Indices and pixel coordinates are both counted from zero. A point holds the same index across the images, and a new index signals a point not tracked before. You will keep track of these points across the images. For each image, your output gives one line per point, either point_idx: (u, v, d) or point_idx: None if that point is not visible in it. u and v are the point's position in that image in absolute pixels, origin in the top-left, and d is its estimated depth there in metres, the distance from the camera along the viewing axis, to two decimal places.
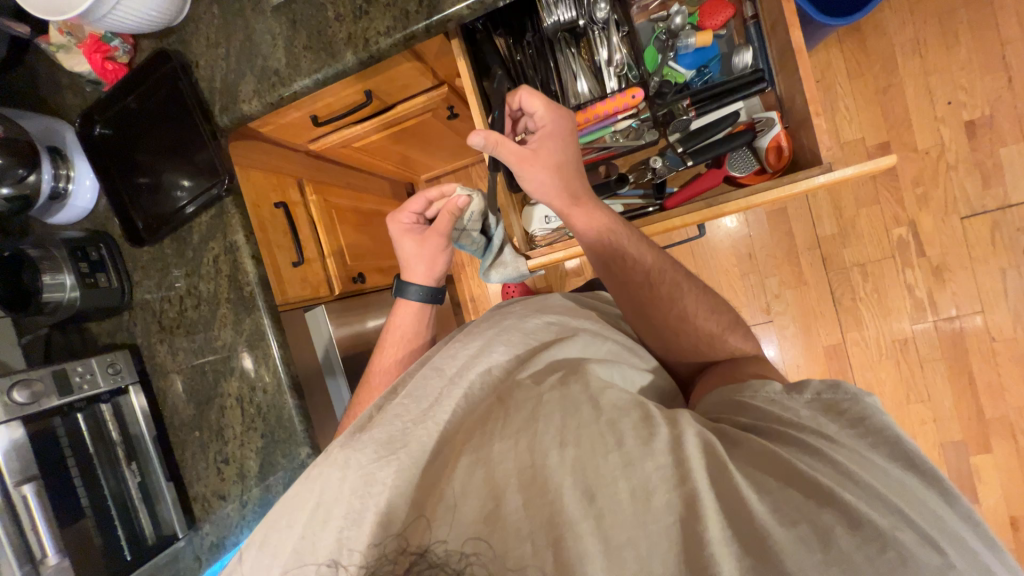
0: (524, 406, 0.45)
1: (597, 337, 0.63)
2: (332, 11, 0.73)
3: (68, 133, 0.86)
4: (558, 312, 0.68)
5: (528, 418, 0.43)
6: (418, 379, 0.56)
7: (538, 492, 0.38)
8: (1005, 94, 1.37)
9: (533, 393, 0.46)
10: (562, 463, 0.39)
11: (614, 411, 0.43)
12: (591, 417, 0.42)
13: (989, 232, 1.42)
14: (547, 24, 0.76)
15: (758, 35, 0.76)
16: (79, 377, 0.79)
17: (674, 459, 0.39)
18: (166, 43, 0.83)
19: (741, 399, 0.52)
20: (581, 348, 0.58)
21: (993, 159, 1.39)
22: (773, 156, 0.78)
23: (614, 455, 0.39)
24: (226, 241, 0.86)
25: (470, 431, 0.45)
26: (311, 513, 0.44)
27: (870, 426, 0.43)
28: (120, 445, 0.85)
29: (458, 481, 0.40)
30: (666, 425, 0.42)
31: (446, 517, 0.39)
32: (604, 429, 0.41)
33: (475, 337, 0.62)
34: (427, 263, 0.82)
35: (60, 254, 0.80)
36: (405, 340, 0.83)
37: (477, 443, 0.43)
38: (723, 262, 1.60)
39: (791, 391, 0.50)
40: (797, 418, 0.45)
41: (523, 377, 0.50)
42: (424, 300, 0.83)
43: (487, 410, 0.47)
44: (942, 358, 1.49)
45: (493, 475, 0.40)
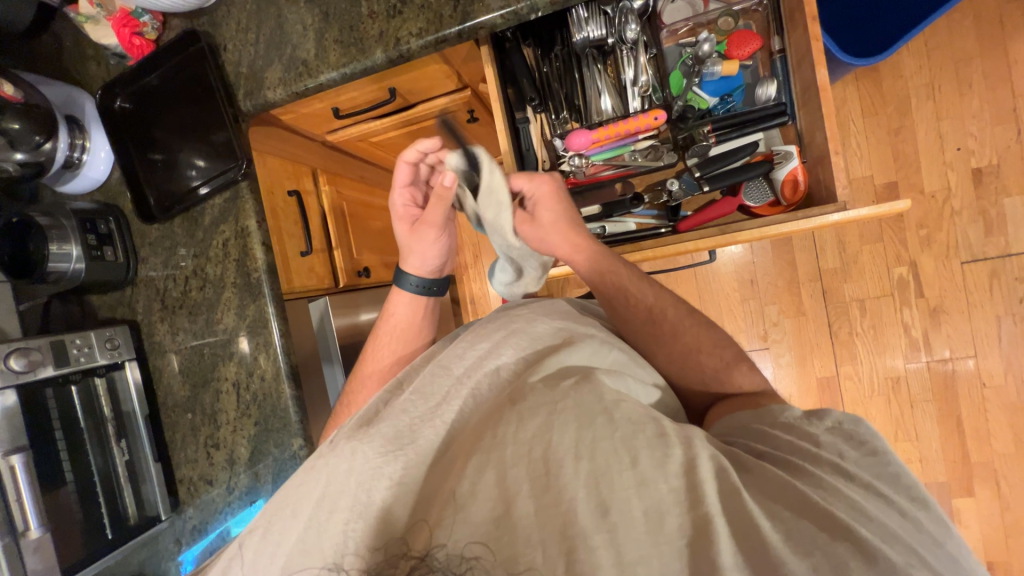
0: (537, 411, 0.44)
1: (604, 344, 0.62)
2: (366, 7, 0.74)
3: (87, 104, 0.86)
4: (565, 317, 0.68)
5: (541, 425, 0.42)
6: (426, 377, 0.56)
7: (551, 503, 0.38)
8: (1013, 145, 1.40)
9: (547, 398, 0.45)
10: (576, 472, 0.39)
11: (629, 427, 0.42)
12: (606, 429, 0.42)
13: (987, 279, 1.44)
14: (576, 39, 0.78)
15: (784, 69, 0.75)
16: (77, 349, 0.79)
17: (686, 482, 0.39)
18: (196, 24, 0.83)
19: (759, 428, 0.52)
20: (589, 355, 0.58)
21: (997, 208, 1.42)
22: (788, 189, 0.77)
23: (628, 473, 0.39)
24: (238, 226, 0.85)
25: (479, 432, 0.45)
26: (316, 505, 0.44)
27: (891, 457, 0.43)
28: (111, 422, 0.84)
29: (467, 480, 0.40)
30: (681, 445, 0.42)
31: (453, 517, 0.39)
32: (619, 444, 0.41)
33: (484, 338, 0.62)
34: (421, 255, 0.82)
35: (69, 224, 0.80)
36: (401, 333, 0.84)
37: (489, 443, 0.42)
38: (724, 285, 1.61)
39: (810, 417, 0.50)
40: (816, 448, 0.46)
41: (535, 381, 0.50)
42: (418, 292, 0.85)
43: (497, 411, 0.47)
44: (932, 399, 1.50)
45: (504, 479, 0.40)
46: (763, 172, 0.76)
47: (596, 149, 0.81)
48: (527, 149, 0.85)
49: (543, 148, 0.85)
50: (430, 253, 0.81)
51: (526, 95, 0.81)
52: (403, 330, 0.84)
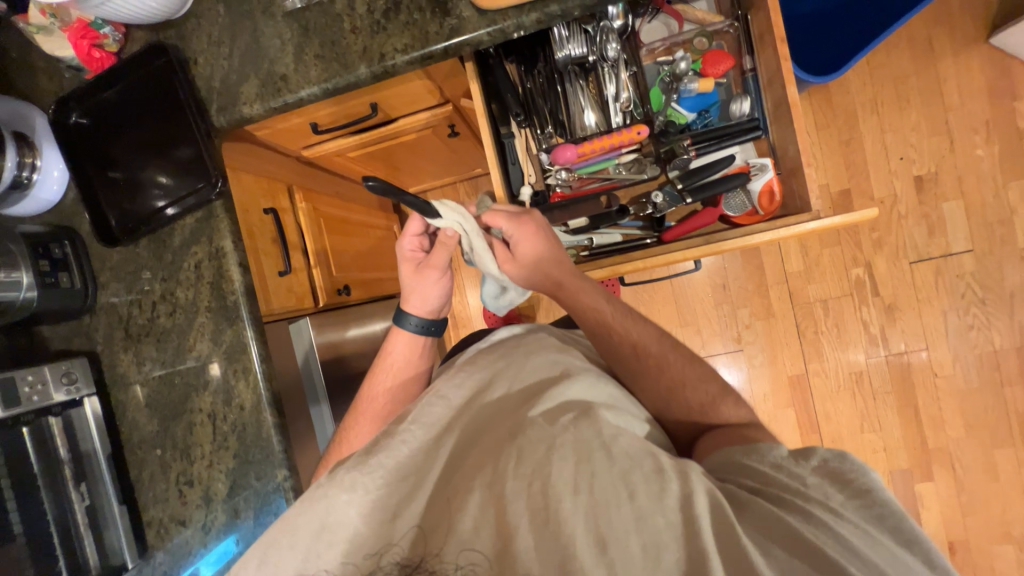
0: (537, 445, 0.47)
1: (600, 380, 0.64)
2: (348, 22, 0.72)
3: (37, 118, 0.80)
4: (559, 350, 0.70)
5: (541, 458, 0.45)
6: (423, 407, 0.58)
7: (551, 538, 0.40)
8: (948, 154, 1.53)
9: (547, 433, 0.48)
10: (574, 508, 0.41)
11: (625, 462, 0.45)
12: (604, 464, 0.44)
13: (933, 277, 1.56)
14: (558, 56, 0.80)
15: (755, 86, 0.79)
16: (28, 387, 0.72)
17: (684, 516, 0.41)
18: (163, 36, 0.79)
19: (747, 462, 0.53)
20: (587, 389, 0.60)
21: (937, 211, 1.55)
22: (765, 200, 0.81)
23: (627, 508, 0.41)
24: (212, 246, 0.80)
25: (479, 467, 0.47)
26: (313, 538, 0.44)
27: (877, 498, 0.45)
28: (69, 464, 0.77)
29: (467, 516, 0.42)
30: (678, 479, 0.44)
31: (454, 553, 0.41)
32: (618, 480, 0.43)
33: (480, 371, 0.65)
34: (422, 296, 0.83)
35: (18, 250, 0.73)
36: (397, 372, 0.85)
37: (489, 478, 0.45)
38: (698, 291, 1.67)
39: (798, 456, 0.51)
40: (805, 487, 0.47)
41: (536, 415, 0.52)
42: (420, 331, 0.84)
43: (497, 445, 0.49)
44: (892, 390, 1.61)
45: (503, 513, 0.42)
46: (741, 183, 0.80)
47: (581, 162, 0.83)
48: (511, 163, 0.85)
49: (529, 161, 0.86)
50: (431, 295, 0.83)
51: (510, 110, 0.82)
52: (399, 368, 0.85)
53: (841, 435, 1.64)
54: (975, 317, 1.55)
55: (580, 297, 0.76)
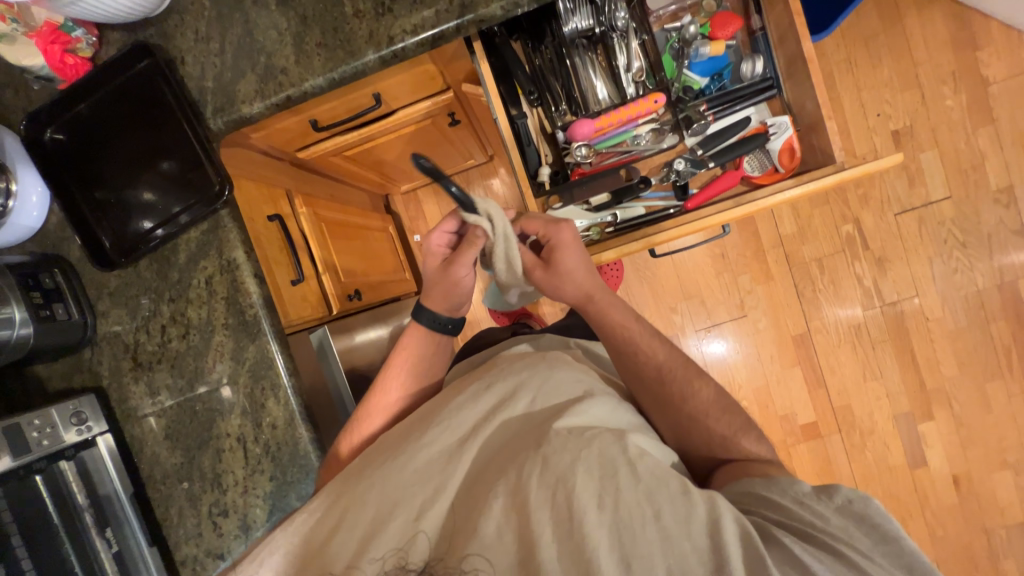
0: (563, 458, 0.52)
1: (621, 404, 0.66)
2: (350, 6, 0.68)
3: (7, 137, 0.71)
4: (581, 362, 0.73)
5: (566, 471, 0.51)
6: (451, 409, 0.63)
7: (574, 548, 0.47)
8: (920, 107, 1.60)
9: (573, 448, 0.53)
10: (596, 521, 0.48)
11: (652, 482, 0.50)
12: (629, 483, 0.50)
13: (917, 226, 1.63)
14: (566, 30, 0.78)
15: (765, 44, 0.79)
16: (37, 432, 0.66)
17: (710, 544, 0.47)
18: (142, 36, 0.72)
19: (769, 495, 0.57)
20: (612, 409, 0.63)
21: (915, 163, 1.61)
22: (785, 157, 0.81)
23: (651, 527, 0.48)
24: (223, 259, 0.75)
25: (506, 472, 0.54)
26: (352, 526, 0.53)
27: (897, 544, 0.50)
28: (90, 510, 0.71)
29: (494, 526, 0.50)
30: (705, 504, 0.49)
31: (481, 552, 0.49)
32: (643, 500, 0.49)
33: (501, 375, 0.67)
34: (443, 291, 0.80)
35: (8, 283, 0.66)
36: (414, 369, 0.81)
37: (513, 486, 0.52)
38: (699, 262, 1.69)
39: (821, 493, 0.55)
40: (830, 528, 0.51)
41: (564, 428, 0.56)
42: (436, 328, 0.82)
43: (524, 455, 0.54)
44: (889, 339, 1.67)
45: (526, 520, 0.49)
46: (761, 143, 0.79)
47: (599, 137, 0.81)
48: (527, 144, 0.83)
49: (543, 141, 0.85)
50: (452, 291, 0.79)
51: (522, 89, 0.80)
52: (411, 366, 0.81)
53: (846, 387, 1.70)
54: (958, 260, 1.63)
55: (607, 312, 0.77)
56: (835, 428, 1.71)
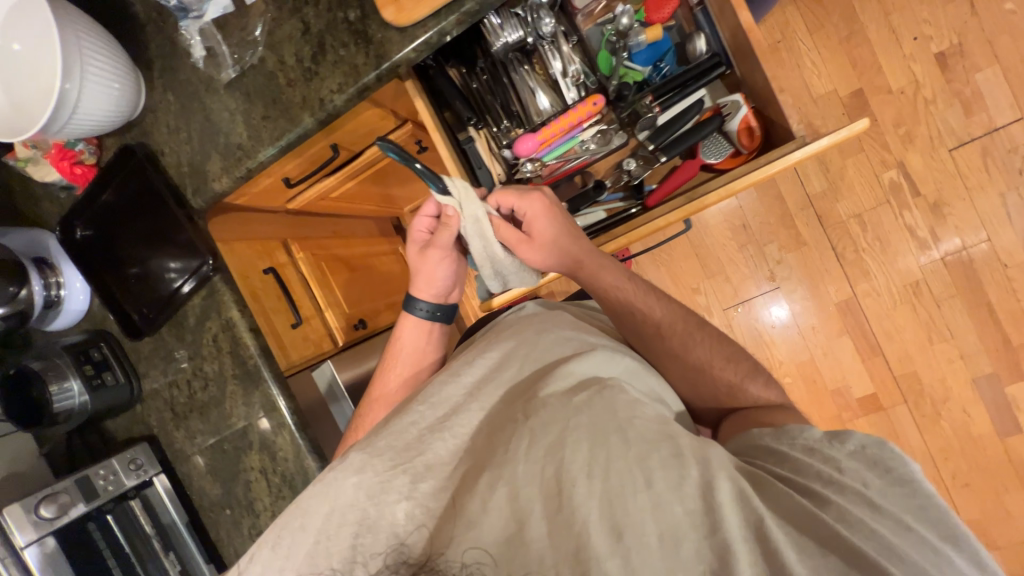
0: (550, 430, 0.53)
1: (617, 354, 0.70)
2: (283, 77, 0.73)
3: (50, 241, 0.88)
4: (574, 331, 0.76)
5: (554, 442, 0.52)
6: (435, 389, 0.67)
7: (564, 522, 0.47)
8: (970, 19, 1.35)
9: (560, 416, 0.55)
10: (587, 488, 0.48)
11: (642, 446, 0.51)
12: (619, 449, 0.51)
13: (980, 159, 1.40)
14: (496, 47, 0.77)
15: (707, 20, 0.75)
16: (102, 480, 0.81)
17: (702, 505, 0.47)
18: (129, 137, 0.83)
19: (779, 448, 0.57)
20: (600, 364, 0.66)
21: (970, 86, 1.37)
22: (745, 138, 0.75)
23: (643, 494, 0.48)
24: (223, 319, 0.85)
25: (494, 450, 0.54)
26: (326, 517, 0.52)
27: (913, 487, 0.50)
28: (156, 537, 0.86)
29: (482, 501, 0.49)
30: (695, 466, 0.50)
31: (468, 529, 0.48)
32: (633, 466, 0.49)
33: (491, 355, 0.71)
34: (426, 278, 0.82)
35: (64, 361, 0.84)
36: (410, 357, 0.84)
37: (502, 462, 0.52)
38: (718, 237, 1.58)
39: (833, 440, 0.55)
40: (840, 474, 0.51)
41: (550, 395, 0.58)
42: (430, 317, 0.84)
43: (512, 428, 0.56)
44: (957, 293, 1.46)
45: (516, 496, 0.49)
46: (717, 126, 0.74)
47: (545, 149, 0.80)
48: (477, 167, 0.83)
49: (494, 161, 0.85)
50: (434, 276, 0.82)
51: (463, 114, 0.80)
52: (413, 349, 0.84)
53: (908, 353, 1.51)
54: None
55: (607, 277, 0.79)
56: (900, 398, 1.53)
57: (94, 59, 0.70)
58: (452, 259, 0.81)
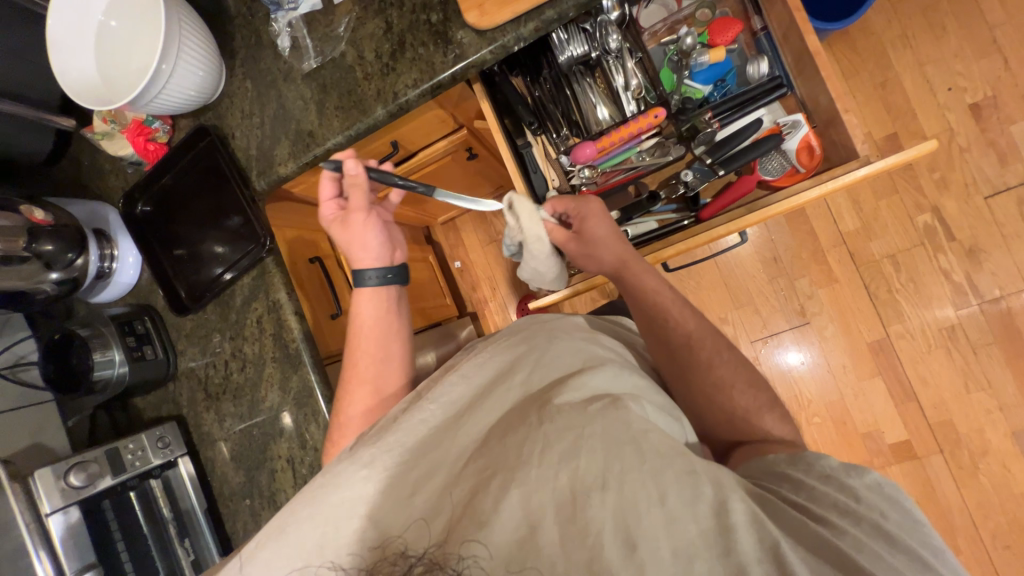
0: (563, 435, 0.49)
1: (624, 370, 0.64)
2: (360, 71, 0.77)
3: (112, 215, 0.90)
4: (586, 337, 0.70)
5: (568, 448, 0.48)
6: (446, 386, 0.63)
7: (578, 532, 0.43)
8: (1003, 74, 1.39)
9: (574, 421, 0.50)
10: (604, 500, 0.44)
11: (658, 459, 0.47)
12: (634, 460, 0.46)
13: (1017, 208, 1.40)
14: (562, 60, 0.81)
15: (770, 45, 0.77)
16: (130, 455, 0.80)
17: (717, 524, 0.44)
18: (203, 120, 0.87)
19: (789, 473, 0.53)
20: (612, 378, 0.61)
21: (1005, 137, 1.40)
22: (804, 156, 0.76)
23: (657, 510, 0.44)
24: (269, 300, 0.85)
25: (504, 450, 0.50)
26: (332, 508, 0.51)
27: (924, 532, 0.46)
28: (172, 523, 0.83)
29: (491, 501, 0.46)
30: (711, 485, 0.46)
31: (477, 532, 0.45)
32: (648, 481, 0.45)
33: (504, 354, 0.66)
34: (363, 246, 0.80)
35: (108, 330, 0.84)
36: (370, 329, 0.81)
37: (514, 464, 0.48)
38: (748, 268, 1.58)
39: (847, 470, 0.51)
40: (854, 505, 0.48)
41: (563, 402, 0.53)
42: (381, 283, 0.82)
43: (522, 428, 0.51)
44: (995, 341, 1.43)
45: (527, 502, 0.45)
46: (775, 145, 0.75)
47: (602, 157, 0.82)
48: (533, 172, 0.85)
49: (550, 166, 0.87)
50: (368, 239, 0.80)
51: (525, 120, 0.83)
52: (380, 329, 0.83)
53: (944, 400, 1.47)
54: None
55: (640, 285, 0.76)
56: (935, 448, 1.47)
57: (189, 43, 0.74)
58: (378, 223, 0.81)
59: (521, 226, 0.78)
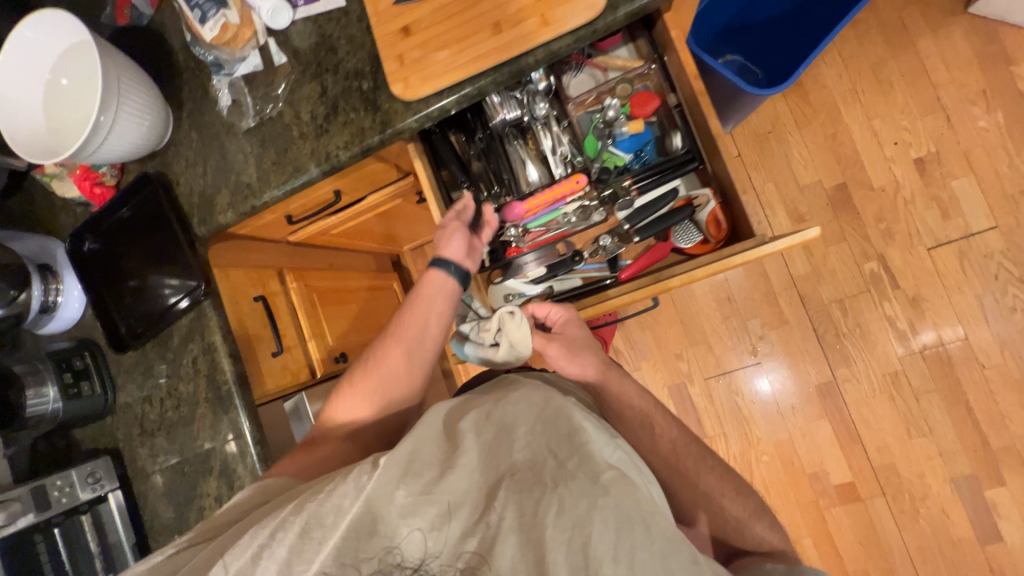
0: (579, 501, 0.47)
1: (613, 441, 0.59)
2: (296, 130, 0.80)
3: (59, 250, 0.92)
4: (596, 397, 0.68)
5: (585, 513, 0.46)
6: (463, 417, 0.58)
7: None
8: (946, 132, 1.45)
9: (590, 488, 0.48)
10: (613, 573, 0.44)
11: (666, 543, 0.47)
12: (644, 539, 0.46)
13: (957, 261, 1.45)
14: (495, 122, 0.84)
15: (684, 120, 0.80)
16: (58, 491, 0.81)
17: None
18: (150, 166, 0.90)
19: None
20: (614, 446, 0.57)
21: (947, 192, 1.45)
22: (713, 228, 0.81)
23: None
24: (205, 342, 0.89)
25: (517, 503, 0.48)
26: (344, 527, 0.50)
27: None
28: (99, 557, 0.84)
29: (505, 560, 0.46)
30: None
31: None
32: (659, 565, 0.45)
33: (523, 388, 0.62)
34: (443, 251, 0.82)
35: (45, 367, 0.85)
36: (427, 309, 0.82)
37: (530, 525, 0.47)
38: (703, 306, 1.62)
39: None
40: None
41: (581, 461, 0.51)
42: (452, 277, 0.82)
43: (537, 488, 0.49)
44: (935, 387, 1.47)
45: (540, 565, 0.45)
46: (687, 216, 0.80)
47: (530, 217, 0.86)
48: None
49: None
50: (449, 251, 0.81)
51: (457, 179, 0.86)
52: (411, 340, 0.82)
53: (886, 443, 1.50)
54: (1015, 298, 1.43)
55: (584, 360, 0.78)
56: (878, 490, 1.51)
57: (129, 97, 0.77)
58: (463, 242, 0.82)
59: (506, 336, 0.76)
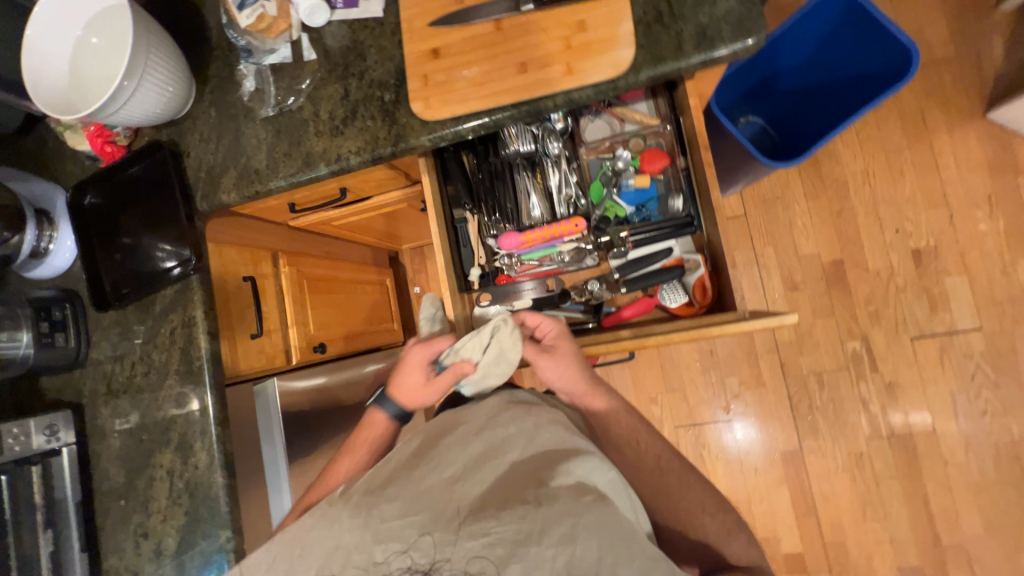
0: (561, 519, 0.51)
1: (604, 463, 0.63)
2: (313, 126, 0.82)
3: (60, 198, 0.92)
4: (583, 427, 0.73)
5: (566, 531, 0.50)
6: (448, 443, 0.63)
7: None
8: (947, 228, 1.48)
9: (571, 508, 0.52)
10: None
11: (645, 560, 0.51)
12: (626, 557, 0.50)
13: (937, 355, 1.48)
14: (508, 151, 0.86)
15: (688, 185, 0.83)
16: (13, 438, 0.80)
17: None
18: (163, 133, 0.91)
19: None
20: (600, 470, 0.61)
21: (938, 286, 1.48)
22: (699, 293, 0.84)
23: None
24: (186, 315, 0.90)
25: (501, 519, 0.52)
26: (330, 554, 0.53)
27: None
28: (42, 509, 0.82)
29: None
30: None
31: None
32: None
33: (509, 418, 0.67)
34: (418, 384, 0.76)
35: (22, 313, 0.85)
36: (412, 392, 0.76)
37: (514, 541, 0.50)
38: (685, 355, 1.63)
39: None
40: None
41: (560, 483, 0.55)
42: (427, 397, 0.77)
43: (520, 505, 0.53)
44: (897, 475, 1.49)
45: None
46: (675, 276, 0.83)
47: (526, 249, 0.88)
48: (462, 246, 0.90)
49: (479, 245, 0.91)
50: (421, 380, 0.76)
51: (461, 200, 0.88)
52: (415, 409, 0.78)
53: (841, 522, 1.52)
54: (987, 400, 1.45)
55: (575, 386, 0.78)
56: (825, 566, 1.52)
57: (155, 67, 0.78)
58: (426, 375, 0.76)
59: (499, 345, 0.73)
